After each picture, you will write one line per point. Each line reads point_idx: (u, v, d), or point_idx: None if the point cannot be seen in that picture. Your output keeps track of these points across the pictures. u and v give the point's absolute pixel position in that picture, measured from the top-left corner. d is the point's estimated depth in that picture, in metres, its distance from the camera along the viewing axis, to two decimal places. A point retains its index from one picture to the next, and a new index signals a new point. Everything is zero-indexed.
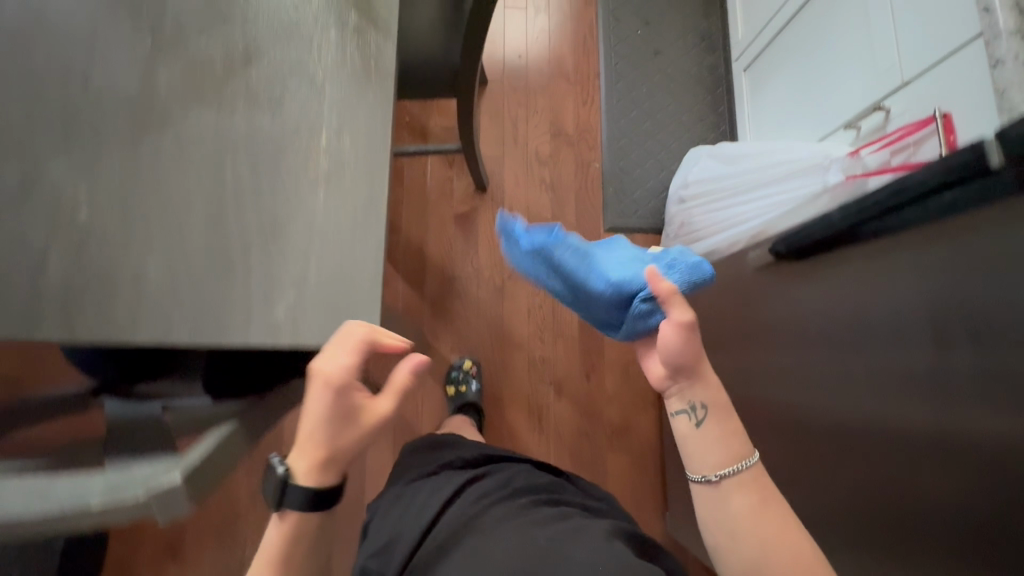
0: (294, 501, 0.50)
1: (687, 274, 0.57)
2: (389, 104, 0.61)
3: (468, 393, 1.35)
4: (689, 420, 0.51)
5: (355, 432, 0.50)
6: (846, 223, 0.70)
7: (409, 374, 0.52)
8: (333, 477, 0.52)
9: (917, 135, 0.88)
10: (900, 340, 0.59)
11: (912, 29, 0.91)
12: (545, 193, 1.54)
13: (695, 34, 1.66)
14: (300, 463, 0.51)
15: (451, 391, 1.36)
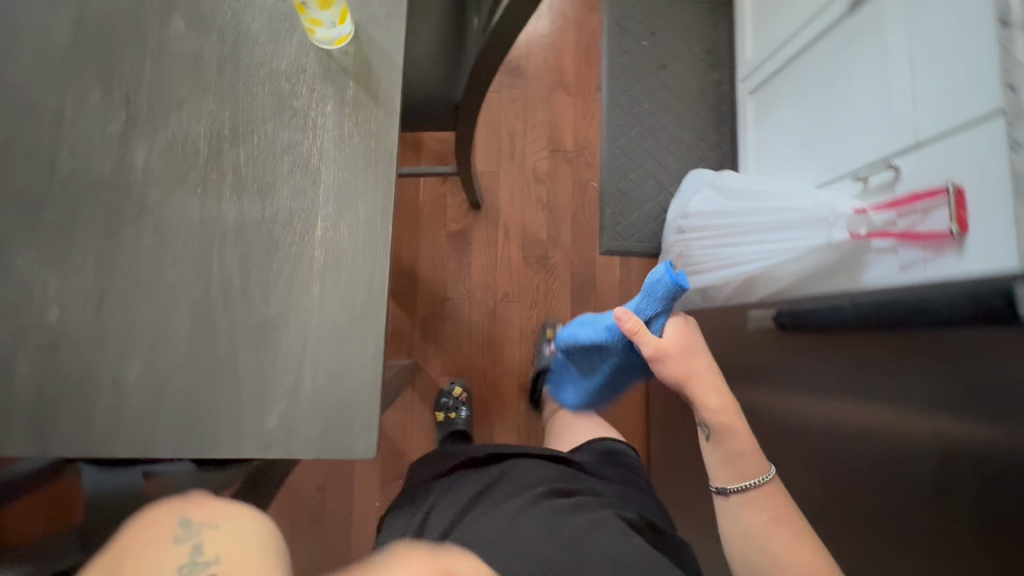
0: None
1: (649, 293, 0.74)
2: (390, 189, 0.56)
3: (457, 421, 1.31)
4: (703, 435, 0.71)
5: None
6: (857, 322, 0.69)
7: None
8: None
9: (925, 204, 0.86)
10: (898, 444, 0.59)
11: (931, 89, 0.88)
12: (541, 211, 1.49)
13: (702, 47, 1.60)
14: None
15: (441, 418, 1.33)
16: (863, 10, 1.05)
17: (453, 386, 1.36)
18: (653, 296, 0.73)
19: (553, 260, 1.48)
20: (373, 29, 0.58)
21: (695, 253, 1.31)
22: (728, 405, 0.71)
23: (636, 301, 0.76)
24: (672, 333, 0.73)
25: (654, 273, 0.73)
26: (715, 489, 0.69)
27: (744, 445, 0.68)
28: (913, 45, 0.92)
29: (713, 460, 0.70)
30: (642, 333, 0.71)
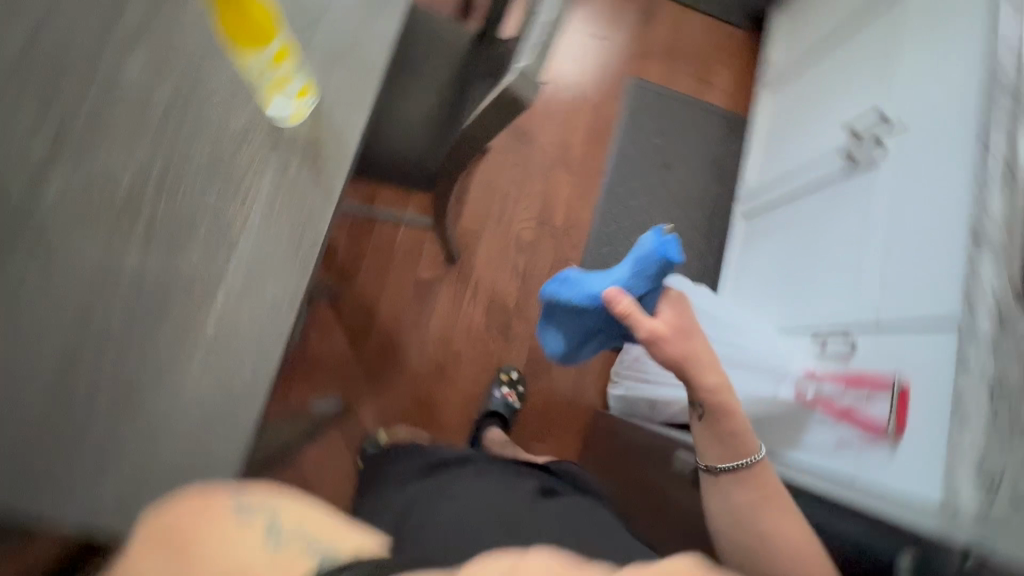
0: None
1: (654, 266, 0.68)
2: (306, 273, 0.54)
3: None
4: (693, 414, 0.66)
5: None
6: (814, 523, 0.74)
7: None
8: None
9: (870, 391, 0.85)
10: None
11: (899, 277, 0.88)
12: (514, 279, 1.47)
13: (710, 158, 1.62)
14: None
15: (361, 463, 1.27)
16: (856, 176, 1.06)
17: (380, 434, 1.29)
18: (642, 272, 0.68)
19: (515, 329, 1.45)
20: (333, 109, 0.58)
21: (648, 364, 1.29)
22: (727, 383, 0.64)
23: (623, 275, 0.70)
24: (666, 313, 0.67)
25: (641, 247, 0.70)
26: (703, 467, 0.64)
27: (738, 426, 0.63)
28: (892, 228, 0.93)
29: (704, 438, 0.65)
30: (637, 314, 0.64)
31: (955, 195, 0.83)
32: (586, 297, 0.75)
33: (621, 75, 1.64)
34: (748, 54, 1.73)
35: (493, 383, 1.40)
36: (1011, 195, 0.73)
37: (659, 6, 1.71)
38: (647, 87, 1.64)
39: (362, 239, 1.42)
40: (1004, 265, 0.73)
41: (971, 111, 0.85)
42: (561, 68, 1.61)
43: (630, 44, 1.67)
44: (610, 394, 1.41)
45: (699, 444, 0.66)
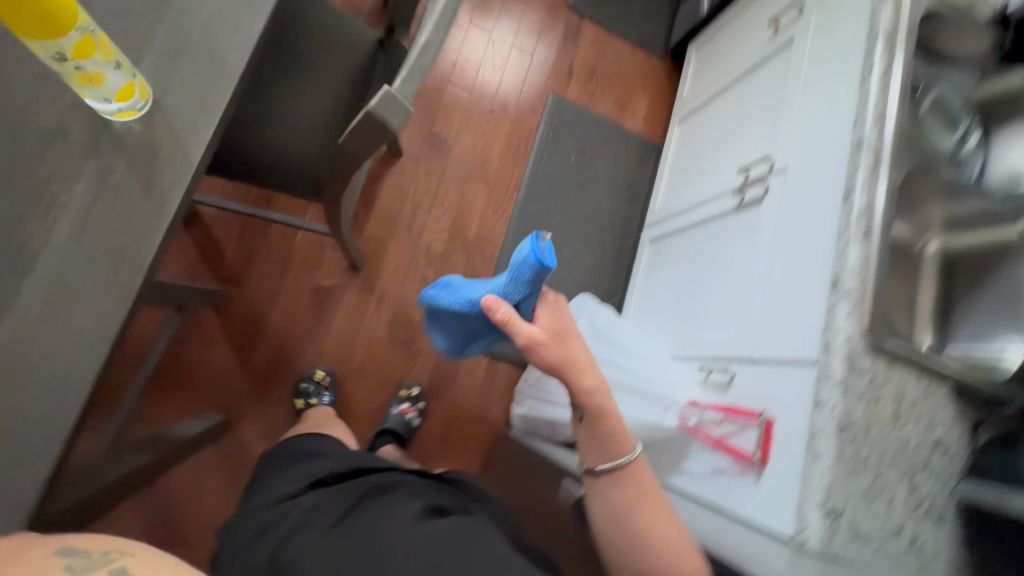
0: None
1: (526, 274, 0.60)
2: (124, 301, 0.47)
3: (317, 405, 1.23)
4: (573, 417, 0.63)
5: None
6: None
7: None
8: None
9: (742, 421, 0.90)
10: None
11: (774, 313, 0.93)
12: (421, 291, 1.42)
13: (623, 181, 1.66)
14: None
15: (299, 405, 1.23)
16: (746, 212, 1.11)
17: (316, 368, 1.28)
18: (519, 278, 0.61)
19: (419, 344, 1.40)
20: (173, 112, 0.50)
21: (547, 384, 1.30)
22: (606, 386, 0.61)
23: (502, 284, 0.64)
24: (546, 317, 0.62)
25: (517, 250, 0.61)
26: (585, 469, 0.62)
27: (613, 425, 0.61)
28: (771, 266, 0.98)
29: (586, 439, 0.62)
30: (515, 323, 0.58)
31: (822, 238, 0.88)
32: (466, 302, 0.71)
33: (543, 91, 1.64)
34: (665, 84, 1.80)
35: (392, 400, 1.34)
36: (863, 250, 0.81)
37: (584, 28, 1.74)
38: (568, 107, 1.65)
39: (254, 241, 1.31)
40: (856, 311, 0.79)
41: (839, 160, 0.91)
42: (483, 78, 1.58)
43: (553, 61, 1.68)
44: (512, 412, 1.40)
45: (582, 447, 0.62)
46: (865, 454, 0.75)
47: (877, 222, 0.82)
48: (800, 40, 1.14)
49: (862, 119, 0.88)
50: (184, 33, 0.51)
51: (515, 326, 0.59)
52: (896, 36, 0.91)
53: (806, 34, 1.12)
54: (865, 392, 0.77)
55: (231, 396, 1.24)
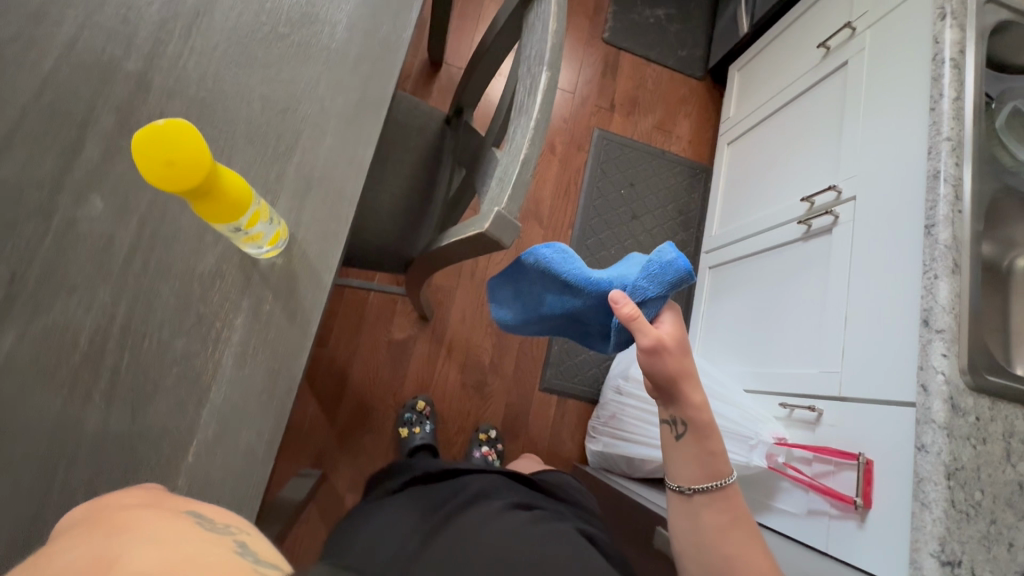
0: None
1: (666, 274, 0.58)
2: (281, 418, 0.52)
3: (420, 435, 1.30)
4: (671, 431, 0.61)
5: None
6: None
7: None
8: None
9: (838, 461, 0.89)
10: None
11: (859, 348, 0.92)
12: (489, 336, 1.47)
13: (674, 207, 1.67)
14: None
15: (402, 433, 1.31)
16: (814, 242, 1.11)
17: (416, 400, 1.36)
18: (658, 276, 0.58)
19: (490, 387, 1.45)
20: (307, 243, 0.56)
21: (625, 418, 1.30)
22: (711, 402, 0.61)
23: (633, 277, 0.59)
24: (667, 324, 0.59)
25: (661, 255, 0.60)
26: (675, 488, 0.62)
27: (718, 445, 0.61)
28: (851, 300, 0.97)
29: (683, 456, 0.61)
30: (643, 322, 0.55)
31: (907, 272, 0.87)
32: (576, 274, 0.61)
33: (588, 127, 1.68)
34: (708, 106, 1.80)
35: (471, 444, 1.38)
36: (953, 284, 0.79)
37: (622, 60, 1.76)
38: (612, 140, 1.68)
39: (331, 303, 1.38)
40: (952, 349, 0.77)
41: (917, 192, 0.89)
42: None
43: (596, 97, 1.71)
44: (587, 448, 1.42)
45: (675, 460, 0.62)
46: (978, 497, 0.73)
47: (964, 254, 0.81)
48: (855, 65, 1.12)
49: (936, 149, 0.87)
50: (310, 172, 0.58)
51: (640, 323, 0.55)
52: (964, 60, 0.89)
53: (862, 59, 1.11)
54: (971, 433, 0.75)
55: (321, 450, 1.31)
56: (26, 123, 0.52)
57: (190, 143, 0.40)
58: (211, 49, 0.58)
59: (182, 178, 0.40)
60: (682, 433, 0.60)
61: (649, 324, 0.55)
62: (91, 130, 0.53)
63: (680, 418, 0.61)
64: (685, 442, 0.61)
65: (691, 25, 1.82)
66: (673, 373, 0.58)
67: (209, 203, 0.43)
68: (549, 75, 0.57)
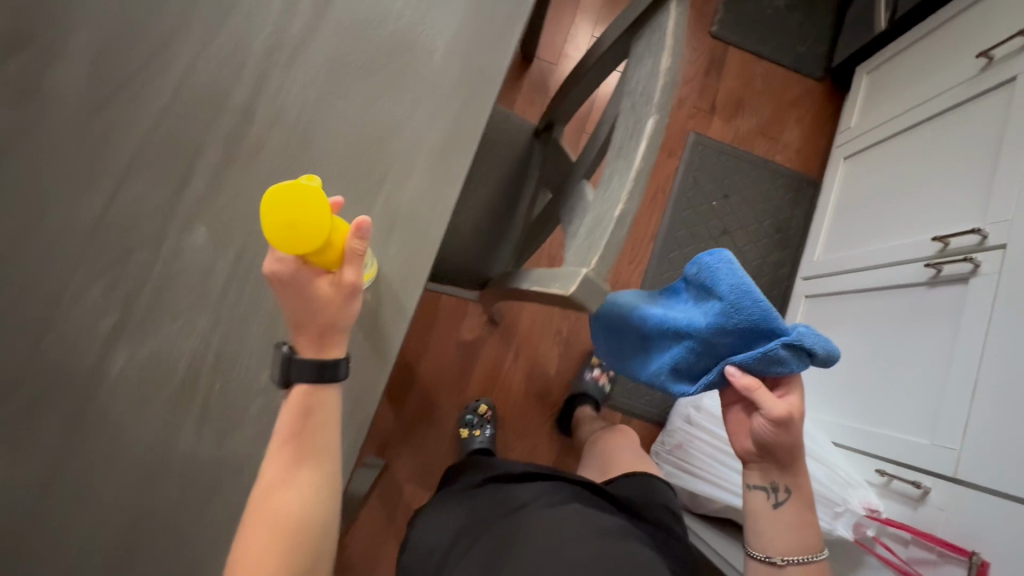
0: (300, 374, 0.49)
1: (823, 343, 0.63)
2: (350, 456, 0.54)
3: (480, 439, 1.32)
4: (767, 498, 0.70)
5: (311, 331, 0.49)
6: None
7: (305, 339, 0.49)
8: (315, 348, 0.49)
9: (943, 553, 0.78)
10: None
11: (988, 427, 0.80)
12: (557, 345, 1.45)
13: (772, 223, 1.53)
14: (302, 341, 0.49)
15: (463, 434, 1.33)
16: (941, 290, 0.96)
17: (479, 403, 1.37)
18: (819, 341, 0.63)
19: (554, 397, 1.43)
20: (386, 283, 0.56)
21: (694, 452, 1.21)
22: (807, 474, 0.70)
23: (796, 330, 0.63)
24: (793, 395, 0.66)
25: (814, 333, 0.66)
26: (767, 557, 0.70)
27: (805, 523, 0.70)
28: (983, 366, 0.84)
29: (779, 528, 0.69)
30: (763, 394, 0.64)
31: None
32: (752, 295, 0.63)
33: (683, 131, 1.56)
34: (824, 111, 1.61)
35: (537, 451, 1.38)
36: None
37: (730, 56, 1.60)
38: (708, 147, 1.55)
39: None
40: None
41: None
42: None
43: (696, 97, 1.57)
44: None
45: (766, 528, 0.70)
46: None
47: None
48: None
49: None
50: (396, 208, 0.57)
51: (762, 398, 0.64)
52: None
53: None
54: None
55: (388, 440, 1.36)
56: (144, 153, 0.55)
57: (311, 203, 0.43)
58: (313, 79, 0.57)
59: (305, 239, 0.43)
60: (783, 502, 0.69)
61: (772, 399, 0.63)
62: (199, 160, 0.55)
63: (781, 487, 0.69)
64: (781, 511, 0.69)
65: (816, 16, 1.62)
66: (785, 443, 0.66)
67: (324, 252, 0.46)
68: (656, 121, 0.51)
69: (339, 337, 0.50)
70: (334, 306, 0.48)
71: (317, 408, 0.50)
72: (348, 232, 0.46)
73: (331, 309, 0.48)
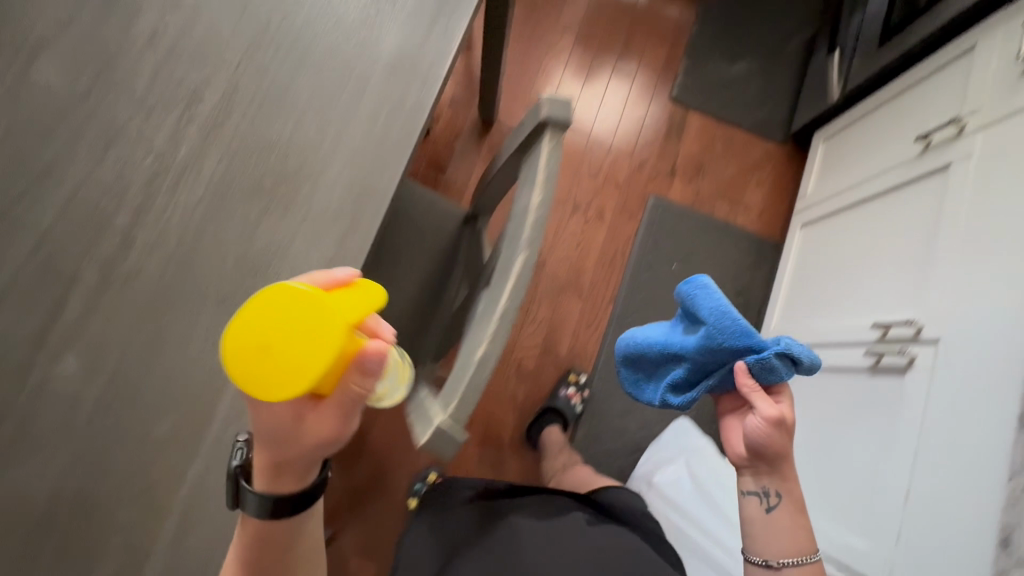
0: (249, 503, 0.45)
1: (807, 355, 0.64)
2: None
3: None
4: (760, 502, 0.69)
5: (271, 455, 0.43)
6: None
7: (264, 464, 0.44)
8: (277, 479, 0.45)
9: None
10: None
11: (921, 539, 0.77)
12: (513, 410, 1.42)
13: (733, 287, 1.52)
14: (258, 467, 0.44)
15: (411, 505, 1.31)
16: (881, 380, 0.95)
17: (429, 471, 1.35)
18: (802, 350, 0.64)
19: (509, 465, 1.40)
20: None
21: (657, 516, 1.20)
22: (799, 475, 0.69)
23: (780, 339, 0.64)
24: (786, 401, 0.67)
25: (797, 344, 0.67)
26: (763, 561, 0.69)
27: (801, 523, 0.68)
28: (916, 470, 0.81)
29: (775, 530, 0.68)
30: (757, 399, 0.65)
31: (992, 466, 0.71)
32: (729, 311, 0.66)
33: (643, 194, 1.56)
34: (786, 173, 1.61)
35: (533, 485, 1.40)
36: None
37: (690, 120, 1.62)
38: (668, 210, 1.55)
39: None
40: None
41: (1018, 363, 0.72)
42: (579, 187, 1.54)
43: (656, 160, 1.59)
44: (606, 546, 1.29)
45: (757, 526, 0.69)
46: None
47: None
48: (960, 170, 0.93)
49: None
50: None
51: (755, 398, 0.65)
52: None
53: (967, 168, 0.92)
54: None
55: (336, 509, 1.33)
56: (20, 280, 0.55)
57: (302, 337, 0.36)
58: (195, 205, 0.58)
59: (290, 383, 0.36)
60: (775, 507, 0.67)
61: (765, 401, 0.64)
62: (75, 287, 0.55)
63: (773, 491, 0.68)
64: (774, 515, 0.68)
65: (775, 81, 1.64)
66: (777, 447, 0.66)
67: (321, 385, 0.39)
68: (524, 259, 0.51)
69: (299, 470, 0.44)
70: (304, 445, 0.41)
71: (265, 536, 0.47)
72: (350, 363, 0.39)
73: (308, 446, 0.42)
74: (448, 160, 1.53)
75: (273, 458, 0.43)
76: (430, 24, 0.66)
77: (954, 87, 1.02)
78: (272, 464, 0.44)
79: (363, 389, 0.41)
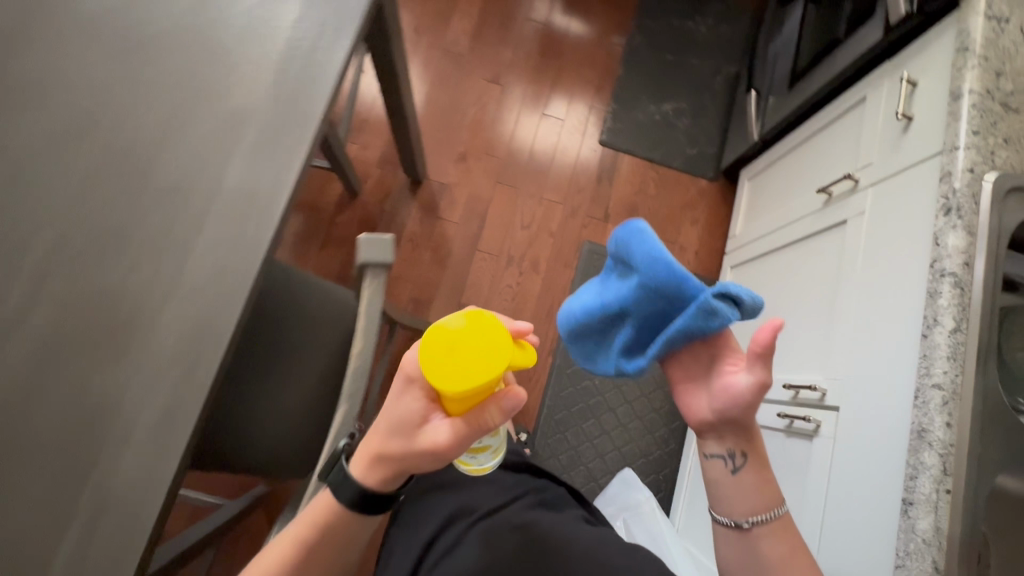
0: (343, 481, 0.53)
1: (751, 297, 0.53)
2: None
3: None
4: (725, 464, 0.57)
5: (391, 444, 0.51)
6: None
7: (376, 447, 0.52)
8: (377, 470, 0.53)
9: None
10: None
11: None
12: None
13: None
14: (367, 451, 0.53)
15: None
16: (792, 443, 0.94)
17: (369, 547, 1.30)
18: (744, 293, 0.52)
19: None
20: None
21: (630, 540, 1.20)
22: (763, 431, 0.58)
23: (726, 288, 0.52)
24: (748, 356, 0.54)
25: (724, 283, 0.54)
26: (732, 521, 0.58)
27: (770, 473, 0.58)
28: (823, 544, 0.80)
29: (738, 488, 0.57)
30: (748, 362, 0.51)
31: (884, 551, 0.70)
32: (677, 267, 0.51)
33: (577, 241, 1.56)
34: (720, 211, 1.61)
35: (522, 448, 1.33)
36: None
37: (621, 163, 1.62)
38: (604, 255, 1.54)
39: None
40: None
41: (902, 442, 0.71)
42: (513, 238, 1.54)
43: (589, 206, 1.59)
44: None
45: (719, 487, 0.58)
46: None
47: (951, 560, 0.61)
48: (854, 227, 0.93)
49: (922, 397, 0.68)
50: (104, 497, 0.54)
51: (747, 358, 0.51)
52: (970, 277, 0.69)
53: (859, 224, 0.92)
54: None
55: None
56: None
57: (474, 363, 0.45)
58: (21, 363, 0.56)
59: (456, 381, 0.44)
60: (741, 468, 0.56)
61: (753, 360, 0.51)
62: None
63: (739, 451, 0.57)
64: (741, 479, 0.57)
65: (703, 119, 1.65)
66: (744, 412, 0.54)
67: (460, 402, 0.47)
68: None
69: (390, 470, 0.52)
70: (420, 447, 0.49)
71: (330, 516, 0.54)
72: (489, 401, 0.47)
73: (422, 452, 0.49)
74: (378, 222, 1.52)
75: (390, 450, 0.51)
76: (269, 150, 0.64)
77: (850, 138, 1.03)
78: (383, 452, 0.52)
79: (490, 424, 0.47)
